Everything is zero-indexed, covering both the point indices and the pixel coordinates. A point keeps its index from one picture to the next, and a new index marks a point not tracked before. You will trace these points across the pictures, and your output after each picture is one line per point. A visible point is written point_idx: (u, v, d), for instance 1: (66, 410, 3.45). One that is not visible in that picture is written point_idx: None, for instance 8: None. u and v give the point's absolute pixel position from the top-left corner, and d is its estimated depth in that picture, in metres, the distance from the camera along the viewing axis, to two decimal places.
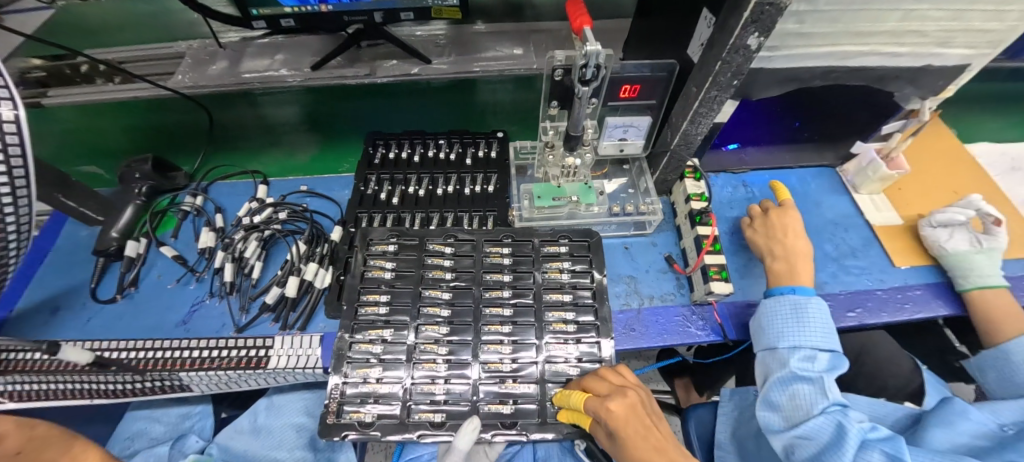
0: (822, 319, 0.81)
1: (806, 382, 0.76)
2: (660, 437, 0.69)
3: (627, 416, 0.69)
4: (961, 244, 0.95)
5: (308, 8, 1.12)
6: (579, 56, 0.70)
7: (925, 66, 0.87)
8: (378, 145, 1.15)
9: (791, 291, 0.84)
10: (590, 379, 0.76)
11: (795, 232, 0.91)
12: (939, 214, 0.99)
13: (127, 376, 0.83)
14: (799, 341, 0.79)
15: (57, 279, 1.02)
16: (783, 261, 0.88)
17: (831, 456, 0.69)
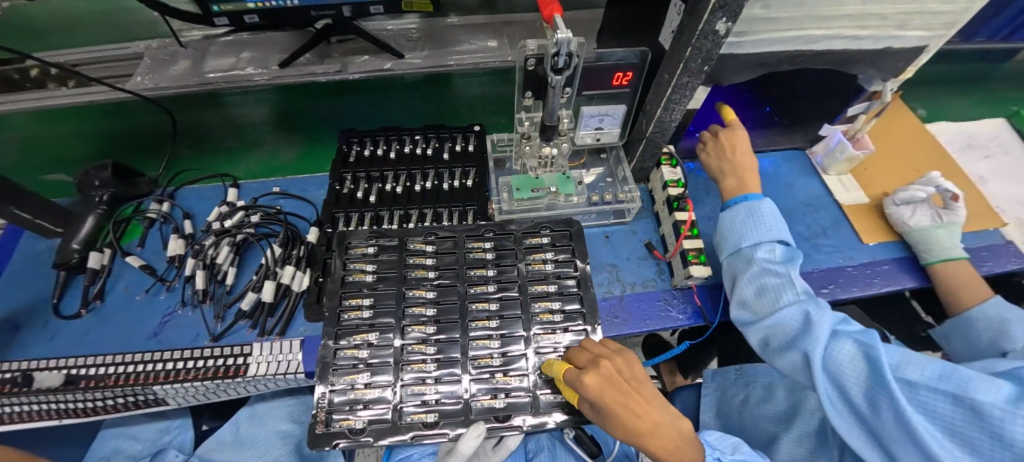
0: (777, 218, 0.85)
1: (772, 276, 0.79)
2: (642, 403, 0.68)
3: (603, 386, 0.68)
4: (922, 221, 0.99)
5: (272, 4, 1.08)
6: (551, 45, 0.70)
7: (886, 48, 0.90)
8: (352, 142, 1.12)
9: (745, 199, 0.89)
10: (574, 352, 0.78)
11: (743, 149, 0.93)
12: (902, 193, 1.02)
13: (96, 393, 0.79)
14: (759, 239, 0.83)
15: (16, 296, 0.97)
16: (733, 178, 0.92)
17: (804, 340, 0.71)
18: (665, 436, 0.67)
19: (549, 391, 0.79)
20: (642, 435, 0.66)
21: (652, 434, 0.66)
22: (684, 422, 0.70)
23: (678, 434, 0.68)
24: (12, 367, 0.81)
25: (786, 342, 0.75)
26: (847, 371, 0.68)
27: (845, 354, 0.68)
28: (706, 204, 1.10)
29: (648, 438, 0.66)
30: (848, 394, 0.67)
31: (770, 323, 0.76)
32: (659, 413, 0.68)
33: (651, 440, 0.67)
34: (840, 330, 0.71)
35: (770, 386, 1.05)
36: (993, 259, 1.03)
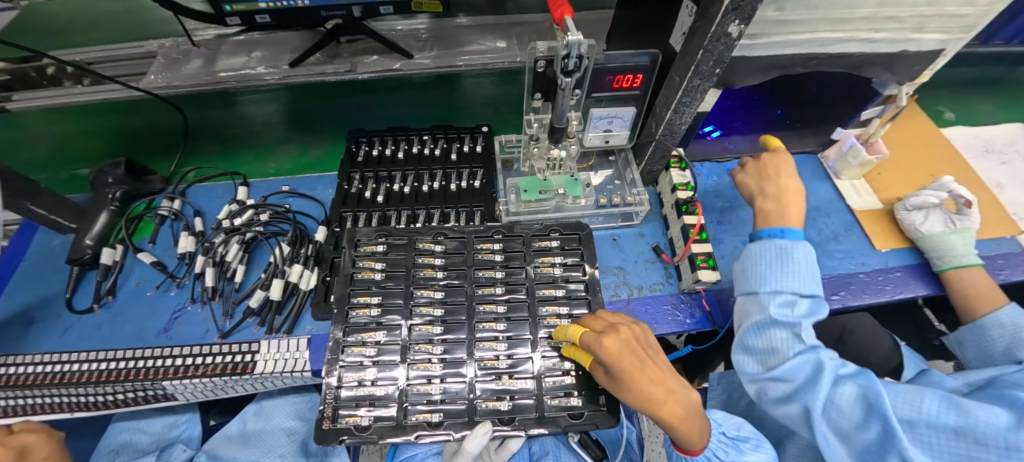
0: (810, 264, 0.78)
1: (782, 327, 0.74)
2: (656, 370, 0.68)
3: (621, 350, 0.68)
4: (933, 227, 0.97)
5: (284, 4, 1.09)
6: (561, 47, 0.69)
7: (902, 51, 0.88)
8: (361, 142, 1.13)
9: (780, 234, 0.81)
10: (588, 317, 0.78)
11: (787, 171, 0.86)
12: (914, 198, 1.01)
13: (106, 388, 0.80)
14: (779, 285, 0.76)
15: (30, 290, 0.99)
16: (774, 201, 0.84)
17: (809, 396, 0.69)
18: (676, 403, 0.67)
19: (555, 394, 0.78)
20: (655, 401, 0.66)
21: (665, 401, 0.66)
22: (693, 393, 0.70)
23: (687, 404, 0.68)
24: (26, 361, 0.82)
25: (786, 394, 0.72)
26: (845, 414, 0.67)
27: (839, 396, 0.68)
28: (716, 208, 1.09)
29: (663, 405, 0.66)
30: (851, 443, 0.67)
31: (774, 376, 0.73)
32: (672, 382, 0.68)
33: (663, 407, 0.66)
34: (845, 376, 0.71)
35: None
36: (1009, 267, 1.01)
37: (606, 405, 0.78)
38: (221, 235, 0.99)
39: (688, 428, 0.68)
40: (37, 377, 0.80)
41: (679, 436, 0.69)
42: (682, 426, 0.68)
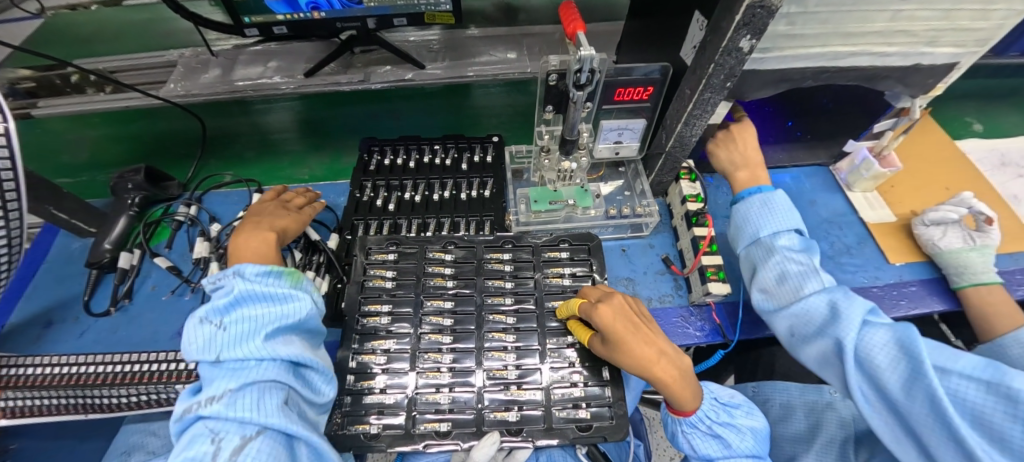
0: (789, 209, 0.88)
1: (793, 263, 0.81)
2: (649, 334, 0.72)
3: (616, 317, 0.72)
4: (953, 242, 0.95)
5: (301, 15, 1.12)
6: (574, 61, 0.70)
7: (915, 65, 0.87)
8: (373, 151, 1.14)
9: (757, 191, 0.92)
10: (584, 290, 0.82)
11: (753, 145, 0.97)
12: (932, 213, 0.99)
13: (121, 391, 0.82)
14: (775, 227, 0.85)
15: (50, 292, 1.01)
16: (745, 170, 0.95)
17: (832, 324, 0.72)
18: (668, 366, 0.71)
19: (563, 406, 0.78)
20: (651, 363, 0.70)
21: (658, 361, 0.71)
22: (686, 358, 0.74)
23: (679, 367, 0.73)
24: (45, 362, 0.84)
25: (813, 331, 0.76)
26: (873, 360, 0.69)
27: (874, 343, 0.69)
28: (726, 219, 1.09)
29: (656, 366, 0.70)
30: (881, 385, 0.68)
31: (796, 310, 0.77)
32: (664, 346, 0.73)
33: (657, 367, 0.70)
34: (872, 321, 0.72)
35: (787, 404, 1.05)
36: None
37: (616, 417, 0.77)
38: None
39: (680, 389, 0.72)
40: (54, 378, 0.82)
41: (673, 397, 0.73)
42: (676, 387, 0.72)
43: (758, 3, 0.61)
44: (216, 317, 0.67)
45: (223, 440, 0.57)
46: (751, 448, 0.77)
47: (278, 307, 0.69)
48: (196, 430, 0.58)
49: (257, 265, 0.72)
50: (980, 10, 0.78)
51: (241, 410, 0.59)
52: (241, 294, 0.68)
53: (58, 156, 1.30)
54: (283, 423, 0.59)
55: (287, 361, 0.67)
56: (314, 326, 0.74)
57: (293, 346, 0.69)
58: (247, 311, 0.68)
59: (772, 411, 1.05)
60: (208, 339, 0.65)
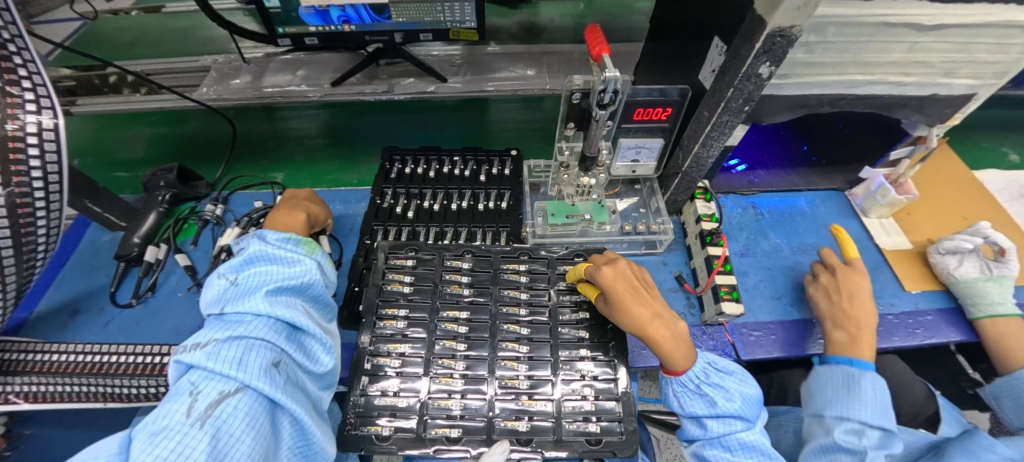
0: (879, 398, 0.80)
1: (848, 452, 0.74)
2: (646, 297, 0.78)
3: (619, 279, 0.78)
4: (968, 271, 0.95)
5: (332, 28, 1.17)
6: (598, 82, 0.73)
7: (932, 94, 0.88)
8: (395, 160, 1.18)
9: (848, 363, 0.84)
10: (594, 257, 0.90)
11: (859, 297, 0.89)
12: (947, 241, 0.99)
13: (142, 381, 0.84)
14: (846, 412, 0.79)
15: (78, 282, 1.05)
16: (844, 332, 0.86)
17: None
18: (662, 327, 0.76)
19: (574, 418, 0.79)
20: (645, 322, 0.75)
21: (651, 320, 0.76)
22: (682, 324, 0.79)
23: (672, 329, 0.77)
24: (71, 350, 0.87)
25: None
26: None
27: None
28: (739, 240, 1.10)
29: (650, 325, 0.75)
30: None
31: None
32: (660, 311, 0.78)
33: (649, 327, 0.75)
34: None
35: None
36: None
37: (625, 432, 0.77)
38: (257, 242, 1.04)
39: (672, 350, 0.76)
40: (78, 366, 0.85)
41: (666, 358, 0.77)
42: (667, 346, 0.76)
43: (778, 32, 0.64)
44: (230, 274, 0.75)
45: (202, 388, 0.60)
46: (738, 410, 0.78)
47: (285, 269, 0.76)
48: (185, 377, 0.62)
49: (279, 233, 0.81)
50: (997, 44, 0.79)
51: (222, 361, 0.61)
52: (254, 255, 0.76)
53: (112, 154, 1.35)
54: (259, 383, 0.61)
55: (280, 322, 0.70)
56: (318, 295, 0.80)
57: (292, 308, 0.73)
58: (255, 264, 0.76)
59: (786, 441, 1.00)
60: (221, 294, 0.74)
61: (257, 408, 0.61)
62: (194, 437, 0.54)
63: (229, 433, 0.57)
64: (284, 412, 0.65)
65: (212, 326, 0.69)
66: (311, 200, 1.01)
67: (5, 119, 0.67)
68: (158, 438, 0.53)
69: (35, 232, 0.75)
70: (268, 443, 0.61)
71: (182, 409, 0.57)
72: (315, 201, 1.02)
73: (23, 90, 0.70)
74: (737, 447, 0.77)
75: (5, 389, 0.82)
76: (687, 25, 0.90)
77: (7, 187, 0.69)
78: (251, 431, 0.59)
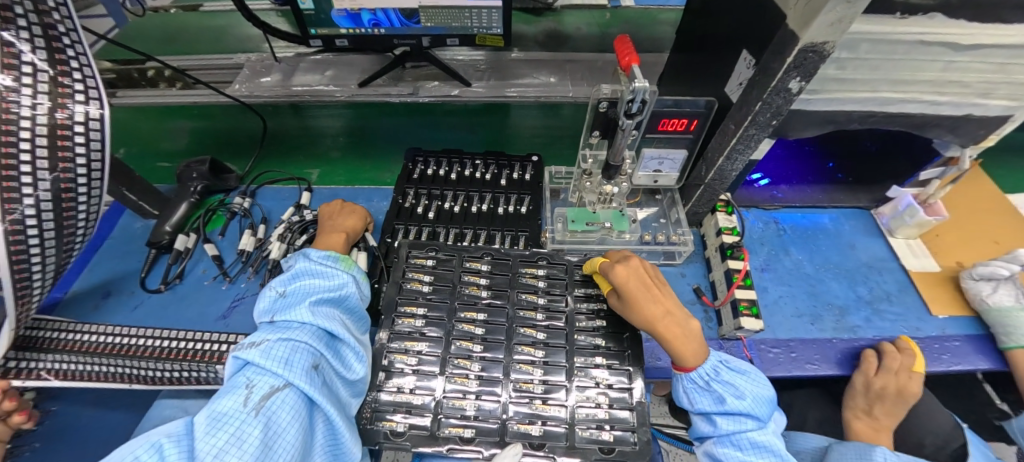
0: None
1: None
2: (657, 293, 0.79)
3: (632, 276, 0.79)
4: (1001, 300, 0.92)
5: (362, 30, 1.20)
6: (627, 91, 0.73)
7: (966, 115, 0.86)
8: (418, 161, 1.20)
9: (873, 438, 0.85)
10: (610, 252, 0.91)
11: (892, 411, 0.89)
12: (982, 268, 0.96)
13: (167, 365, 0.87)
14: None
15: (111, 266, 1.09)
16: (866, 421, 0.91)
17: None
18: (670, 325, 0.78)
19: (588, 426, 0.78)
20: (653, 319, 0.77)
21: (661, 317, 0.77)
22: (693, 322, 0.80)
23: (683, 326, 0.79)
24: (103, 331, 0.91)
25: None
26: None
27: None
28: (760, 255, 1.09)
29: (661, 321, 0.77)
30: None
31: None
32: (672, 309, 0.79)
33: (658, 323, 0.77)
34: None
35: None
36: None
37: (639, 443, 0.77)
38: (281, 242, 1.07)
39: (681, 347, 0.77)
40: (108, 347, 0.88)
41: (673, 354, 0.78)
42: (677, 342, 0.77)
43: (810, 47, 0.64)
44: (279, 286, 0.81)
45: (256, 383, 0.65)
46: (749, 408, 0.74)
47: (327, 283, 0.81)
48: (240, 373, 0.67)
49: (321, 251, 0.86)
50: None
51: (274, 360, 0.67)
52: (300, 270, 0.82)
53: (156, 145, 1.40)
54: (302, 381, 0.66)
55: (321, 329, 0.74)
56: (356, 308, 0.83)
57: (332, 318, 0.77)
58: (301, 278, 0.82)
59: None
60: (271, 303, 0.79)
61: (300, 405, 0.65)
62: (249, 424, 0.59)
63: (278, 424, 0.62)
64: (322, 412, 0.68)
65: (263, 331, 0.74)
66: (344, 211, 1.03)
67: (56, 107, 0.71)
68: (217, 423, 0.59)
69: (76, 216, 0.79)
70: (306, 441, 0.65)
71: (238, 399, 0.62)
72: (350, 210, 1.03)
73: (74, 81, 0.73)
74: (748, 446, 0.74)
75: (36, 365, 0.86)
76: (715, 38, 0.90)
77: (54, 172, 0.72)
78: (294, 425, 0.63)
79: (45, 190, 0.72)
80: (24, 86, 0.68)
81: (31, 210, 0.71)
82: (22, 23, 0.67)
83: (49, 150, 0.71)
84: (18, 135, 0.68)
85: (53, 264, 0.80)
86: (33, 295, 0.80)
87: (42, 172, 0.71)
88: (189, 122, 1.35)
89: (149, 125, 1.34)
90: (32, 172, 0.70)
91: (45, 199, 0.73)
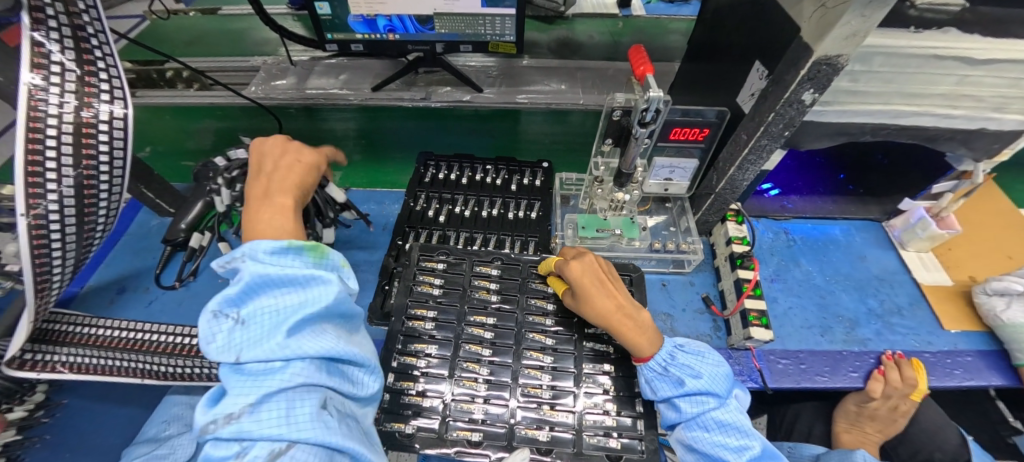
0: None
1: None
2: (610, 288, 0.79)
3: (584, 272, 0.80)
4: (1015, 315, 0.90)
5: (377, 36, 1.22)
6: (641, 101, 0.74)
7: (980, 129, 0.85)
8: (429, 165, 1.21)
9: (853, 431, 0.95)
10: (564, 251, 0.90)
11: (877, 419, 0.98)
12: (994, 283, 0.95)
13: (179, 361, 0.88)
14: None
15: (126, 262, 1.11)
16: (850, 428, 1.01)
17: None
18: (624, 317, 0.77)
19: (595, 432, 0.78)
20: (607, 312, 0.77)
21: (614, 310, 0.77)
22: (644, 314, 0.80)
23: (635, 319, 0.78)
24: (117, 326, 0.93)
25: None
26: None
27: None
28: (770, 265, 1.09)
29: (613, 313, 0.77)
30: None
31: None
32: (626, 303, 0.79)
33: (611, 316, 0.77)
34: None
35: None
36: None
37: (646, 451, 0.77)
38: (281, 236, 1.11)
39: (635, 338, 0.77)
40: (123, 342, 0.90)
41: (628, 346, 0.77)
42: (629, 334, 0.77)
43: (824, 60, 0.64)
44: (233, 311, 0.58)
45: (255, 451, 0.51)
46: (706, 386, 0.75)
47: (303, 302, 0.59)
48: (230, 448, 0.51)
49: (273, 241, 0.64)
50: None
51: (267, 426, 0.52)
52: (255, 281, 0.58)
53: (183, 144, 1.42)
54: (317, 434, 0.52)
55: (317, 357, 0.58)
56: (346, 311, 0.66)
57: (323, 335, 0.60)
58: (263, 291, 0.60)
59: None
60: (228, 336, 0.57)
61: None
62: None
63: None
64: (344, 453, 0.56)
65: (235, 383, 0.55)
66: (286, 155, 0.81)
67: (82, 107, 0.73)
68: None
69: (97, 212, 0.81)
70: None
71: None
72: (296, 151, 0.82)
73: (100, 81, 0.75)
74: (714, 426, 0.73)
75: (53, 358, 0.86)
76: (727, 49, 0.91)
77: (78, 169, 0.74)
78: None
79: (68, 186, 0.74)
80: (52, 85, 0.70)
81: (55, 205, 0.73)
82: (53, 23, 0.69)
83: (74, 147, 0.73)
84: (45, 132, 0.70)
85: (73, 258, 0.82)
86: (53, 289, 0.82)
87: (66, 170, 0.73)
88: (215, 122, 1.35)
89: (173, 125, 1.34)
90: (56, 168, 0.72)
91: (68, 195, 0.74)
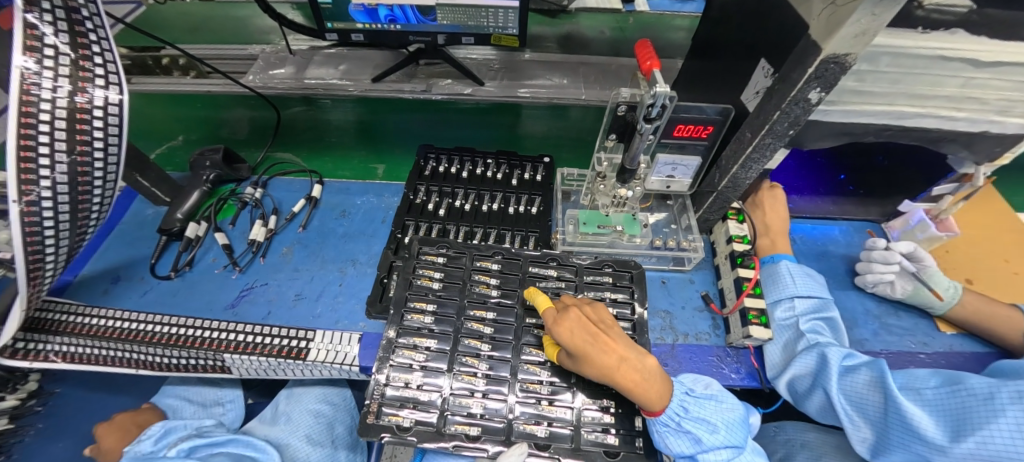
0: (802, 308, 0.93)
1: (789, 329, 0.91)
2: (607, 341, 0.75)
3: (574, 331, 0.75)
4: (905, 288, 0.98)
5: (378, 26, 1.20)
6: (648, 96, 0.74)
7: (983, 131, 0.85)
8: (430, 158, 1.21)
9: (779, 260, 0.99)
10: (559, 300, 0.86)
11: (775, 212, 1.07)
12: (869, 275, 1.01)
13: (175, 352, 0.87)
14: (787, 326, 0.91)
15: (121, 252, 1.09)
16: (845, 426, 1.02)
17: (824, 381, 0.82)
18: (629, 370, 0.73)
19: (593, 429, 0.79)
20: (610, 370, 0.73)
21: (618, 366, 0.73)
22: (650, 358, 0.76)
23: (642, 369, 0.74)
24: (109, 315, 0.90)
25: (809, 385, 0.86)
26: (866, 398, 0.81)
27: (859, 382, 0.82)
28: None
29: (616, 372, 0.73)
30: (875, 419, 0.80)
31: (796, 371, 0.86)
32: (627, 352, 0.75)
33: (616, 373, 0.73)
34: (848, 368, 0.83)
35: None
36: None
37: (644, 448, 0.78)
38: (263, 232, 1.10)
39: (646, 391, 0.73)
40: (115, 331, 0.88)
41: (640, 400, 0.73)
42: (639, 389, 0.73)
43: (833, 58, 0.64)
44: None
45: None
46: (724, 440, 0.77)
47: None
48: None
49: None
50: None
51: None
52: None
53: (215, 130, 1.42)
54: None
55: None
56: None
57: None
58: None
59: None
60: None
61: None
62: None
63: None
64: None
65: None
66: None
67: (76, 91, 0.71)
68: None
69: (91, 202, 0.79)
70: None
71: None
72: None
73: (95, 65, 0.73)
74: None
75: (46, 347, 0.86)
76: (734, 46, 0.89)
77: (71, 155, 0.73)
78: None
79: (61, 173, 0.72)
80: (45, 69, 0.68)
81: (48, 192, 0.72)
82: (46, 5, 0.67)
83: (67, 133, 0.72)
84: (37, 117, 0.68)
85: (67, 246, 0.80)
86: (44, 277, 0.80)
87: (60, 155, 0.72)
88: (247, 111, 1.36)
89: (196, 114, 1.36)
90: (49, 153, 0.70)
91: (61, 183, 0.73)
